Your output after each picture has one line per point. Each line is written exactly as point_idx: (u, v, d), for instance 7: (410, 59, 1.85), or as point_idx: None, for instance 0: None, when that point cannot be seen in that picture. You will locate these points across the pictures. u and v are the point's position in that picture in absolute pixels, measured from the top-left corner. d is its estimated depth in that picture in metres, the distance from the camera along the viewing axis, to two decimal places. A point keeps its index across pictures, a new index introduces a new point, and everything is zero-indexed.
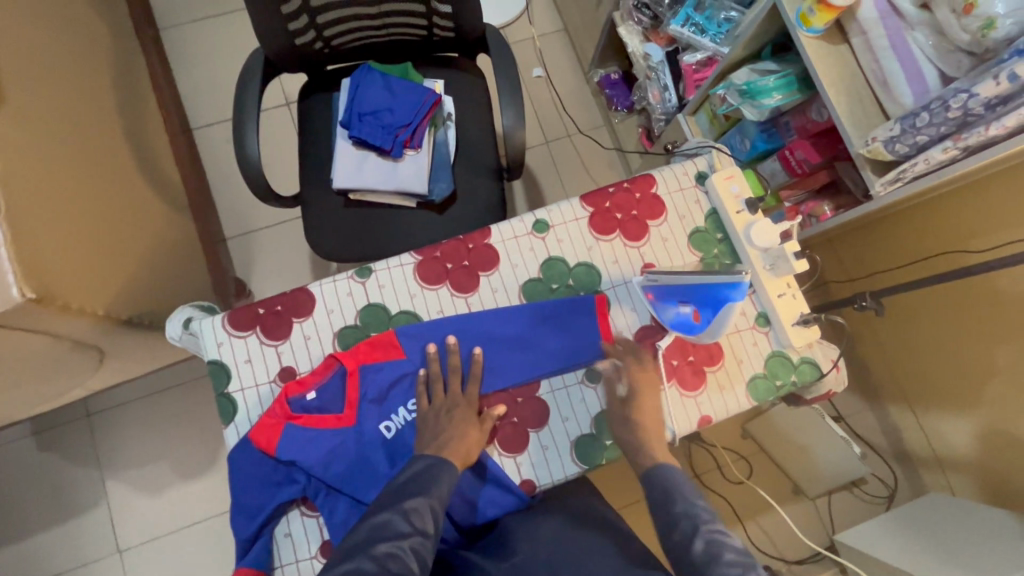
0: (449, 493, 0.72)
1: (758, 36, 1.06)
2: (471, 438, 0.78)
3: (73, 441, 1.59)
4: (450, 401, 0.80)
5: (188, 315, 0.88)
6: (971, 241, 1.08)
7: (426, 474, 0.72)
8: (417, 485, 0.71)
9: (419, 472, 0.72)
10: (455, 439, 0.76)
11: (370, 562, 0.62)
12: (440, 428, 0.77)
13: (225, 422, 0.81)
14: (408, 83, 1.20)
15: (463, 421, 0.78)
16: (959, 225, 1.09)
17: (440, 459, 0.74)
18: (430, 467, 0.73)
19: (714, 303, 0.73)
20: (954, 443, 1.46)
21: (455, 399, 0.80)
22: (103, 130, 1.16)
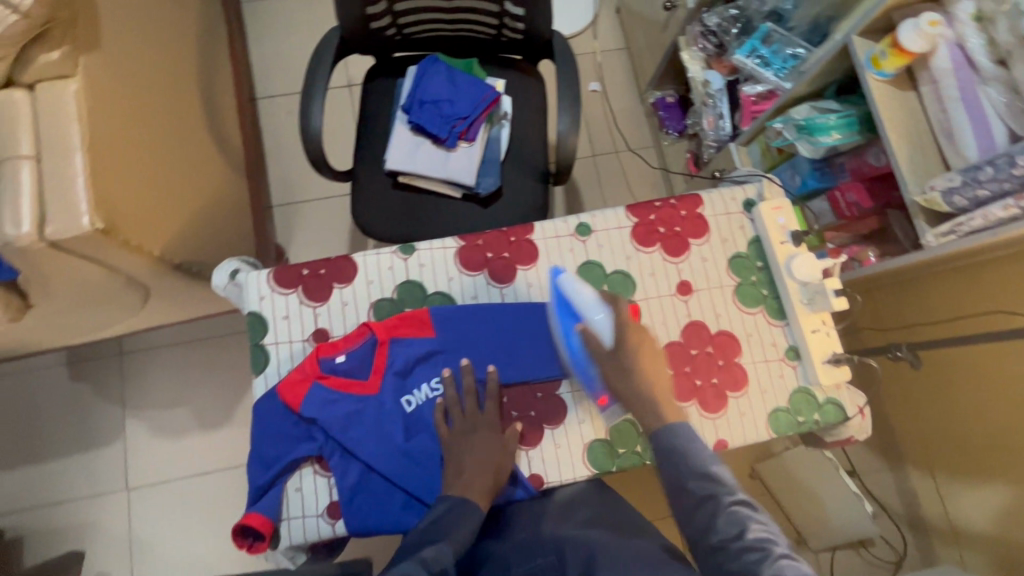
0: (469, 537, 0.69)
1: (824, 74, 1.06)
2: (490, 465, 0.78)
3: (103, 376, 1.66)
4: (468, 424, 0.80)
5: (236, 266, 0.92)
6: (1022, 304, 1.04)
7: (448, 516, 0.71)
8: (442, 530, 0.69)
9: (441, 514, 0.71)
10: (472, 471, 0.76)
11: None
12: (462, 466, 0.77)
13: (256, 372, 0.84)
14: (472, 78, 1.24)
15: (482, 451, 0.78)
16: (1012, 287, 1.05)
17: (462, 500, 0.73)
18: (451, 511, 0.72)
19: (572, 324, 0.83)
20: (975, 516, 1.41)
21: (472, 421, 0.80)
22: (182, 86, 1.23)
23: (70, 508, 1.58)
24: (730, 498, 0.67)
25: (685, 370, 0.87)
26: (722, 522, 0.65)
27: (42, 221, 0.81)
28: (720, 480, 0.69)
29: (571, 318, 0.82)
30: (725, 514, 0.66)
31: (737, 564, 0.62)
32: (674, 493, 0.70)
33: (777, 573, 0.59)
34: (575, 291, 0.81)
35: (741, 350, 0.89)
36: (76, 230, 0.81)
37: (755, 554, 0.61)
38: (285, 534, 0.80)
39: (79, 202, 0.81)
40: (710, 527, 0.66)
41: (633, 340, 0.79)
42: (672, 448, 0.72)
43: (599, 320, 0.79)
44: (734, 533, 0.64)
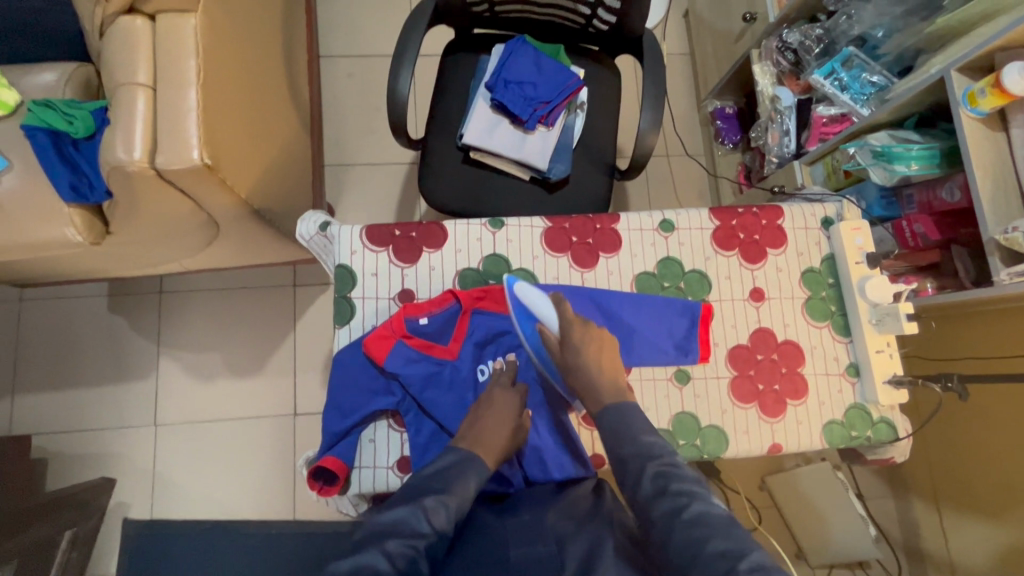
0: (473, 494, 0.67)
1: (909, 104, 1.08)
2: (505, 421, 0.77)
3: (141, 312, 1.67)
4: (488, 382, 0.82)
5: (324, 219, 0.94)
6: None
7: (452, 469, 0.69)
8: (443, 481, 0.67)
9: (447, 466, 0.69)
10: (485, 429, 0.75)
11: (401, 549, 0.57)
12: (476, 421, 0.76)
13: (340, 323, 0.86)
14: (556, 63, 1.25)
15: (501, 409, 0.77)
16: None
17: (471, 452, 0.71)
18: (458, 464, 0.70)
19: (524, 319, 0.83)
20: (975, 551, 1.46)
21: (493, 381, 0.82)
22: (271, 34, 1.24)
23: (96, 436, 1.60)
24: (668, 469, 0.64)
25: (749, 373, 0.90)
26: (664, 490, 0.62)
27: (153, 150, 0.83)
28: (656, 451, 0.67)
29: (530, 322, 0.82)
30: (667, 481, 0.63)
31: (678, 529, 0.58)
32: (616, 461, 0.68)
33: (726, 534, 0.56)
34: (530, 299, 0.82)
35: (804, 361, 0.91)
36: (184, 163, 0.83)
37: (694, 520, 0.58)
38: (355, 481, 0.83)
39: (190, 135, 0.83)
40: (651, 498, 0.62)
41: (578, 337, 0.78)
42: (619, 428, 0.70)
43: (551, 319, 0.81)
44: (675, 500, 0.61)
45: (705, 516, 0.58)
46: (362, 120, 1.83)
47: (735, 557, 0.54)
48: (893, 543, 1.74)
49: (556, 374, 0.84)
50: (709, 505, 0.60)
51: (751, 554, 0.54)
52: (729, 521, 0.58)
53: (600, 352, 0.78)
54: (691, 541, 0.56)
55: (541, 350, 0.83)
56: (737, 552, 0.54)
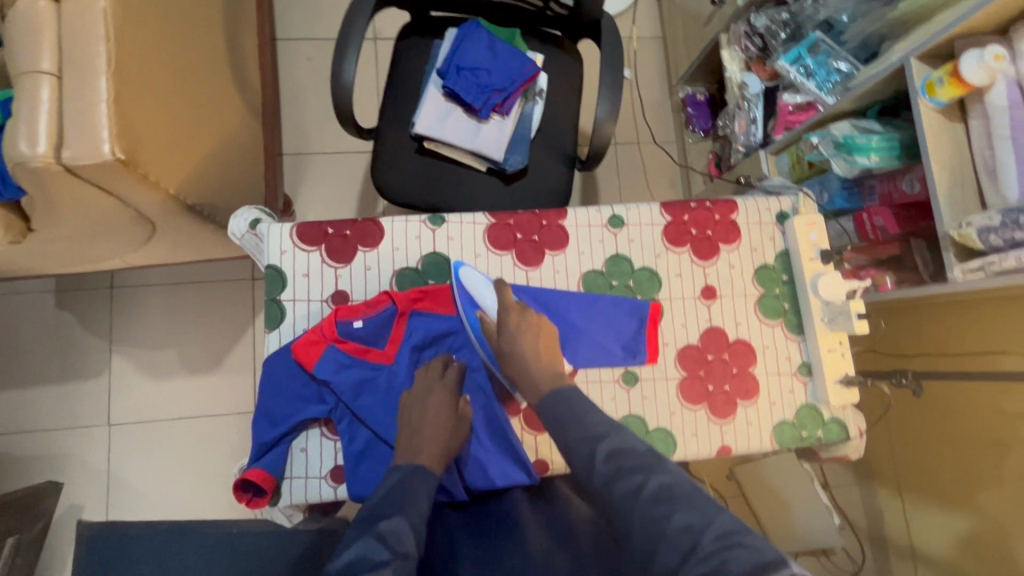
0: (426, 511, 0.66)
1: (871, 93, 1.05)
2: (446, 430, 0.75)
3: (92, 308, 1.61)
4: (426, 382, 0.79)
5: (256, 216, 0.89)
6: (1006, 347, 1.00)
7: (401, 492, 0.66)
8: (394, 502, 0.65)
9: (393, 490, 0.66)
10: (431, 442, 0.73)
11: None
12: (419, 432, 0.74)
13: (270, 327, 0.82)
14: (512, 48, 1.20)
15: (440, 416, 0.75)
16: (995, 330, 1.02)
17: (416, 469, 0.69)
18: (403, 480, 0.68)
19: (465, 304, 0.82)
20: (935, 539, 1.47)
21: (431, 381, 0.79)
22: (209, 16, 1.17)
23: (48, 437, 1.55)
24: (620, 443, 0.63)
25: (699, 374, 0.88)
26: (620, 469, 0.60)
27: (61, 144, 0.77)
28: (603, 430, 0.65)
29: (472, 305, 0.82)
30: (620, 458, 0.61)
31: (637, 507, 0.57)
32: (568, 431, 0.66)
33: (688, 507, 0.55)
34: (473, 281, 0.82)
35: (755, 361, 0.89)
36: (95, 158, 0.77)
37: (655, 496, 0.57)
38: (286, 493, 0.79)
39: (101, 128, 0.77)
40: (605, 480, 0.60)
41: (514, 324, 0.78)
42: (561, 414, 0.68)
43: (492, 306, 0.81)
44: (629, 479, 0.58)
45: (665, 490, 0.57)
46: (321, 106, 1.76)
47: (699, 531, 0.53)
48: (858, 531, 1.75)
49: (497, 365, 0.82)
50: (668, 477, 0.58)
51: (716, 523, 0.53)
52: (689, 489, 0.57)
53: (535, 338, 0.77)
54: (649, 518, 0.55)
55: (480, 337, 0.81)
56: (700, 524, 0.54)
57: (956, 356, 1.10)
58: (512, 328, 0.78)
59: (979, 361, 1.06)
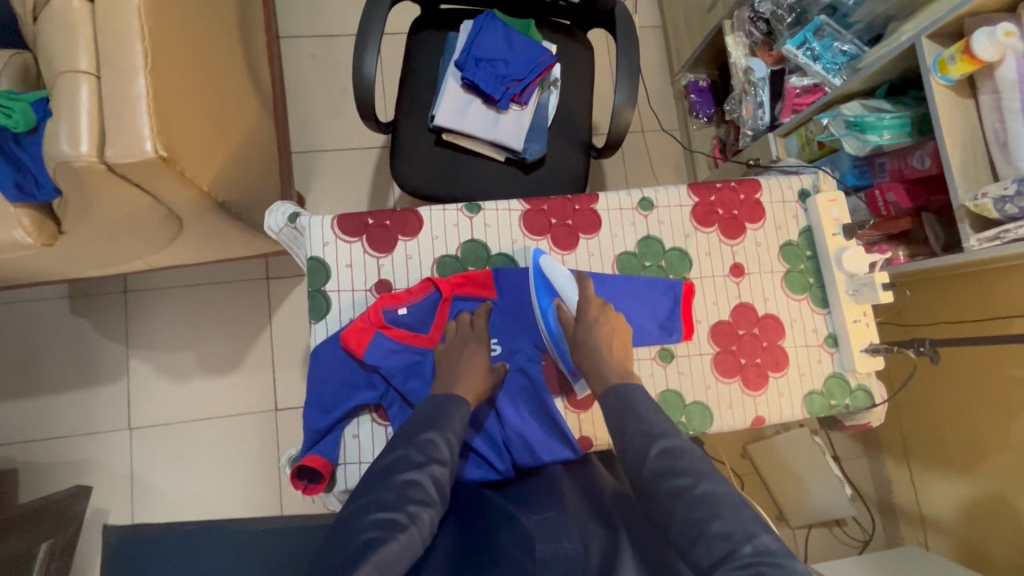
0: (462, 427, 0.72)
1: (881, 73, 1.09)
2: (481, 369, 0.79)
3: (106, 312, 1.60)
4: (458, 333, 0.82)
5: (293, 210, 0.90)
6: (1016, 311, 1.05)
7: (436, 409, 0.72)
8: (429, 419, 0.71)
9: (430, 408, 0.72)
10: (466, 376, 0.77)
11: (425, 481, 0.64)
12: (454, 368, 0.78)
13: (316, 318, 0.84)
14: (528, 39, 1.21)
15: (475, 361, 0.79)
16: (1004, 296, 1.07)
17: (451, 392, 0.74)
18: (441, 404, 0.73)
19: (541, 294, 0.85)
20: (944, 504, 1.53)
21: (461, 333, 0.82)
22: (225, 13, 1.17)
23: (69, 443, 1.55)
24: (674, 446, 0.67)
25: (732, 348, 0.91)
26: (670, 470, 0.64)
27: (103, 143, 0.78)
28: (660, 430, 0.69)
29: (549, 296, 0.85)
30: (673, 459, 0.65)
31: (683, 508, 0.61)
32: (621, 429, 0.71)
33: (728, 517, 0.60)
34: (552, 271, 0.84)
35: (784, 334, 0.92)
36: (137, 156, 0.78)
37: (702, 500, 0.61)
38: (340, 478, 0.81)
39: (142, 126, 0.77)
40: (655, 476, 0.65)
41: (594, 316, 0.81)
42: (620, 404, 0.73)
43: (571, 297, 0.84)
44: (679, 482, 0.63)
45: (710, 498, 0.61)
46: (328, 103, 1.76)
47: (739, 540, 0.58)
48: (867, 501, 1.81)
49: (566, 357, 0.85)
50: (713, 486, 0.63)
51: (756, 538, 0.58)
52: (735, 501, 0.62)
53: (611, 334, 0.80)
54: (694, 523, 0.60)
55: (554, 327, 0.84)
56: (740, 534, 0.58)
57: (970, 323, 1.15)
58: (584, 305, 0.82)
59: (989, 327, 1.12)
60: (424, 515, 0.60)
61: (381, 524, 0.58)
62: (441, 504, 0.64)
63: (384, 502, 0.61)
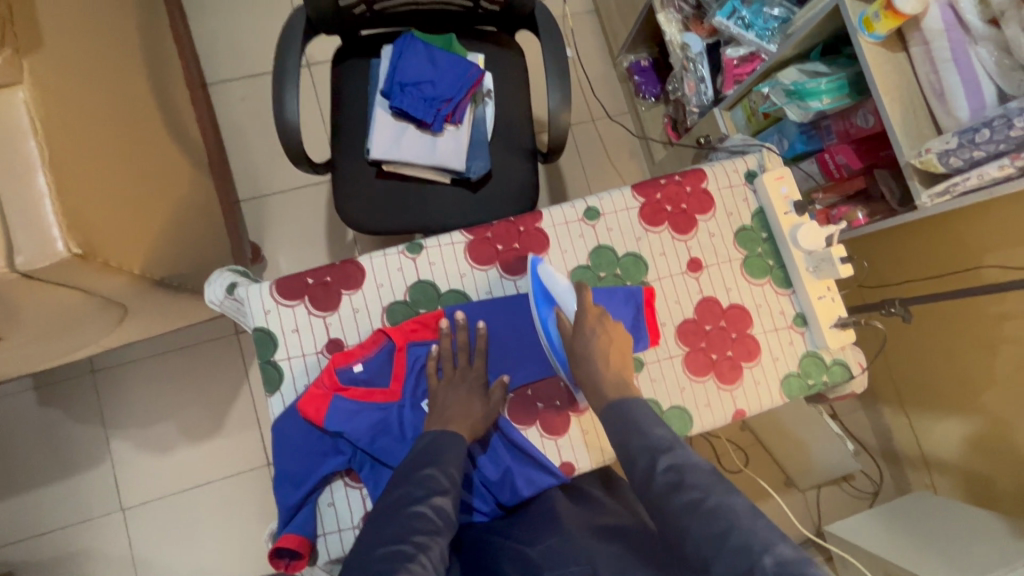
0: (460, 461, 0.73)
1: (811, 36, 1.06)
2: (475, 416, 0.78)
3: (77, 398, 1.56)
4: (458, 376, 0.80)
5: (231, 280, 0.87)
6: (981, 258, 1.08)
7: (437, 443, 0.73)
8: (428, 454, 0.72)
9: (430, 443, 0.73)
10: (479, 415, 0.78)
11: (429, 513, 0.65)
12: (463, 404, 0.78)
13: (270, 391, 0.81)
14: (452, 55, 1.17)
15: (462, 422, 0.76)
16: (968, 243, 1.09)
17: (449, 430, 0.75)
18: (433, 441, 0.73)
19: (543, 302, 0.81)
20: (946, 445, 1.54)
21: (462, 375, 0.81)
22: (134, 79, 1.11)
23: (61, 536, 1.51)
24: (679, 461, 0.65)
25: (701, 346, 0.89)
26: (677, 486, 0.63)
27: (11, 250, 0.73)
28: (664, 443, 0.67)
29: (548, 305, 0.82)
30: (680, 473, 0.63)
31: (696, 522, 0.60)
32: (624, 429, 0.70)
33: (745, 530, 0.58)
34: (552, 280, 0.81)
35: (752, 322, 0.91)
36: (50, 257, 0.74)
37: (716, 512, 0.60)
38: (322, 550, 0.78)
39: (49, 226, 0.74)
40: (663, 492, 0.63)
41: (591, 325, 0.79)
42: (623, 424, 0.70)
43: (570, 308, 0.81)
44: (690, 494, 0.61)
45: (725, 510, 0.60)
46: (267, 145, 1.71)
47: (757, 552, 0.56)
48: (872, 452, 1.81)
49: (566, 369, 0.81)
50: (726, 498, 0.61)
51: (775, 548, 0.57)
52: (750, 513, 0.60)
53: (608, 346, 0.77)
54: (712, 534, 0.59)
55: (552, 334, 0.81)
56: (758, 545, 0.57)
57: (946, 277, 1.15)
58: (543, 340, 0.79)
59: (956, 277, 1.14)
60: (431, 545, 0.62)
61: (387, 560, 0.59)
62: (447, 532, 0.65)
63: (389, 539, 0.62)
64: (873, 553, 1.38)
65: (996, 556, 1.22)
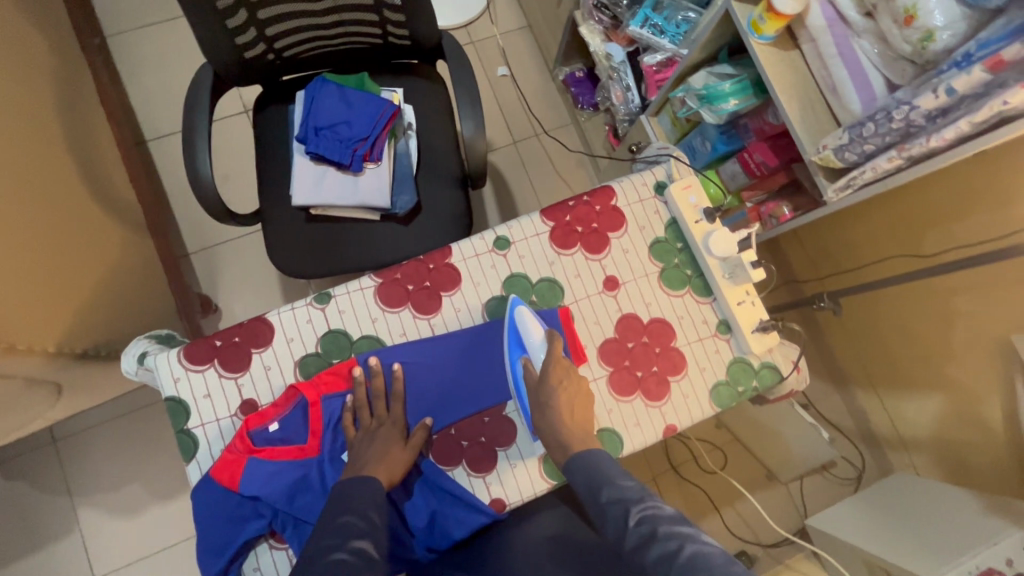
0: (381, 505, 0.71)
1: (715, 39, 1.06)
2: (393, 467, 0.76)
3: (40, 469, 1.53)
4: (376, 423, 0.79)
5: (143, 349, 0.86)
6: (923, 236, 1.17)
7: (351, 489, 0.71)
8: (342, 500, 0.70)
9: (344, 488, 0.71)
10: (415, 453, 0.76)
11: (349, 556, 0.62)
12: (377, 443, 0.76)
13: (186, 459, 0.79)
14: (365, 94, 1.17)
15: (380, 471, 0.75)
16: (912, 224, 1.19)
17: (361, 474, 0.73)
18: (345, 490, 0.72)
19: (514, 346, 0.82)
20: (917, 424, 1.51)
21: (380, 421, 0.80)
22: (49, 151, 1.11)
23: None
24: (649, 511, 0.63)
25: (625, 364, 0.88)
26: (648, 536, 0.61)
27: None
28: (636, 494, 0.66)
29: (517, 351, 0.82)
30: (651, 522, 0.62)
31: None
32: (593, 488, 0.69)
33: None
34: (526, 330, 0.81)
35: (675, 335, 0.90)
36: None
37: (690, 564, 0.57)
38: None
39: None
40: (637, 548, 0.61)
41: (557, 377, 0.79)
42: (591, 476, 0.70)
43: (538, 357, 0.81)
44: (663, 545, 0.59)
45: (701, 560, 0.57)
46: None
47: None
48: (851, 437, 1.74)
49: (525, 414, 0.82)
50: (702, 547, 0.59)
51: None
52: (726, 560, 0.57)
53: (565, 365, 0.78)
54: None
55: (520, 383, 0.82)
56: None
57: (891, 259, 1.25)
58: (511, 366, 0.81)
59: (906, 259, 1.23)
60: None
61: None
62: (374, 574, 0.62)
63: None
64: (856, 544, 1.34)
65: (973, 534, 1.20)
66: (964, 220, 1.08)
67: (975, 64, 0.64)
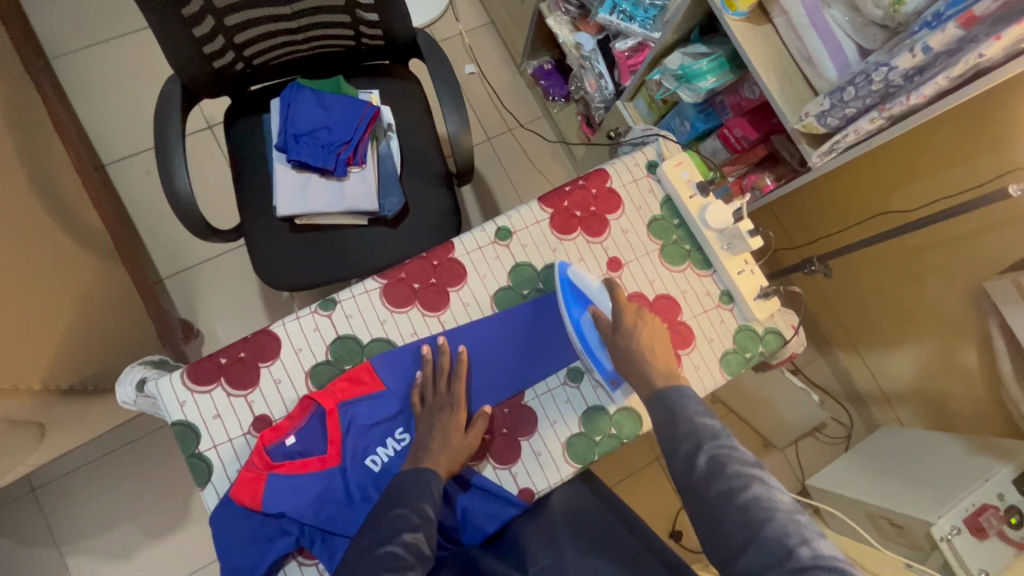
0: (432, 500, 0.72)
1: (687, 20, 1.08)
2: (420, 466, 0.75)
3: (20, 522, 1.44)
4: (437, 406, 0.78)
5: (141, 376, 0.83)
6: (893, 198, 1.24)
7: (414, 481, 0.72)
8: (397, 499, 0.71)
9: (412, 480, 0.72)
10: (441, 452, 0.75)
11: (400, 550, 0.66)
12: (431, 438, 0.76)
13: (201, 484, 0.76)
14: (343, 97, 1.15)
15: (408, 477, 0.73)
16: (883, 188, 1.25)
17: (421, 467, 0.73)
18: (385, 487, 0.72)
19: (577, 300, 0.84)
20: (897, 379, 1.58)
21: (441, 404, 0.78)
22: (7, 181, 1.04)
23: None
24: (721, 450, 0.67)
25: None
26: (717, 473, 0.65)
27: None
28: (712, 432, 0.68)
29: (581, 306, 0.85)
30: (721, 466, 0.65)
31: (733, 510, 0.62)
32: (664, 423, 0.71)
33: (782, 521, 0.60)
34: (582, 281, 0.84)
35: (681, 309, 0.91)
36: None
37: (752, 504, 0.61)
38: None
39: None
40: (705, 476, 0.65)
41: (631, 321, 0.79)
42: (670, 412, 0.71)
43: (603, 303, 0.83)
44: (730, 483, 0.63)
45: (764, 502, 0.62)
46: None
47: (794, 543, 0.58)
48: (837, 397, 1.78)
49: (602, 365, 0.83)
50: (767, 489, 0.63)
51: (811, 541, 0.58)
52: (789, 510, 0.62)
53: None
54: (747, 525, 0.61)
55: (587, 330, 0.83)
56: (793, 538, 0.59)
57: (868, 220, 1.30)
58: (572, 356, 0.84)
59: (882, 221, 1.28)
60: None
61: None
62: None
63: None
64: (859, 498, 1.39)
65: (969, 472, 1.25)
66: (935, 176, 1.14)
67: (948, 21, 0.67)
